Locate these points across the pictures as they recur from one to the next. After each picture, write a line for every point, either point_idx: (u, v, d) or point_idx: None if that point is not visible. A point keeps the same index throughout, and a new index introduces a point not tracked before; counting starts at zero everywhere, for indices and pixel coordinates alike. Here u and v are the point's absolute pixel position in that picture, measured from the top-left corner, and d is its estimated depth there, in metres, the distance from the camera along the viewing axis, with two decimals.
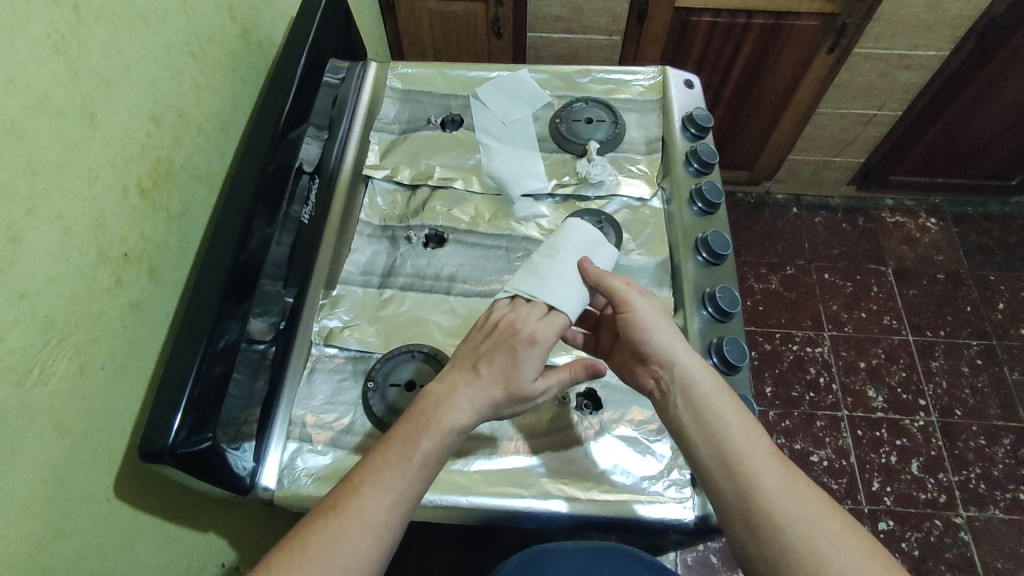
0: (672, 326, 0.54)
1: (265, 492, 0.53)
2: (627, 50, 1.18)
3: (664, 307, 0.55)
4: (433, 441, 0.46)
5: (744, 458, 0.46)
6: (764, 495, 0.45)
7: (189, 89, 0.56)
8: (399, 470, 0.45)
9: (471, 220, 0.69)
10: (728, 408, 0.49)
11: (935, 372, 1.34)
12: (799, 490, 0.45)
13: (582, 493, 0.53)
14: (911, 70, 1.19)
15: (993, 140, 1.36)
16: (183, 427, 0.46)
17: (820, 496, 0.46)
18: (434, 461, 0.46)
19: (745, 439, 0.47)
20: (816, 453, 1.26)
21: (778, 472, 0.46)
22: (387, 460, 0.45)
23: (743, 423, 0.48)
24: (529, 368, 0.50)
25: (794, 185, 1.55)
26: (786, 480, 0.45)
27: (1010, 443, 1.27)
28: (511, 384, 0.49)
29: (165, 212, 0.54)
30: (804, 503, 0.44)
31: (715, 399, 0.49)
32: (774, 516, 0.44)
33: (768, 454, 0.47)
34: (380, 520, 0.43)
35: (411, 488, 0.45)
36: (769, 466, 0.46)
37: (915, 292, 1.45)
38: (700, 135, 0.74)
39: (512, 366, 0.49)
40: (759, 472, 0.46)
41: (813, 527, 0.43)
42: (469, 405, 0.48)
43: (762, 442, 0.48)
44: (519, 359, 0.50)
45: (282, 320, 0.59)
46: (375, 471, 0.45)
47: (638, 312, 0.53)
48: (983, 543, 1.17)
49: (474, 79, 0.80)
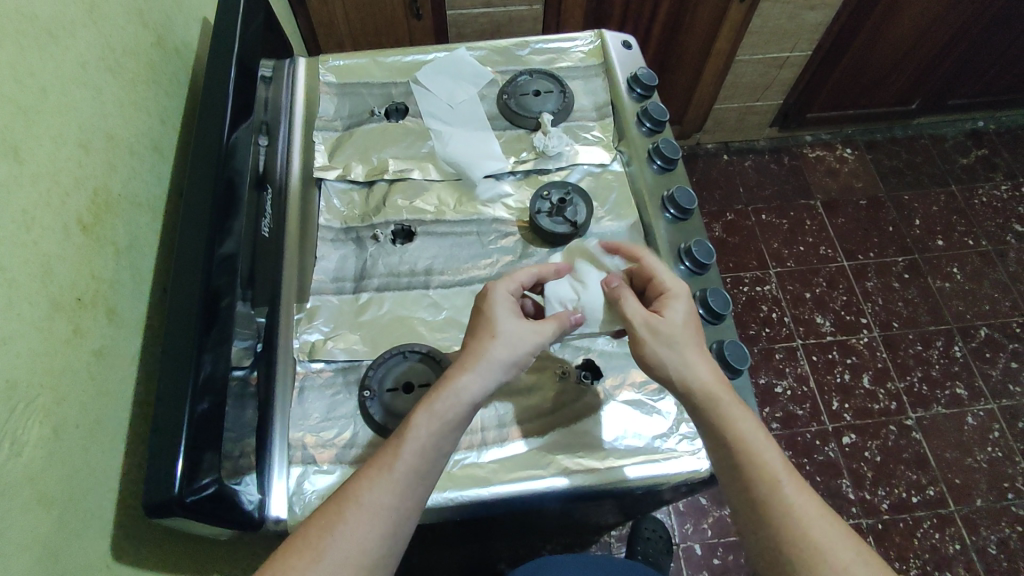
0: (690, 337, 0.53)
1: (277, 523, 0.51)
2: (549, 18, 1.18)
3: (671, 325, 0.53)
4: (424, 414, 0.48)
5: (756, 482, 0.48)
6: (773, 521, 0.46)
7: (112, 108, 0.51)
8: (378, 491, 0.46)
9: (437, 209, 0.67)
10: (751, 431, 0.50)
11: (871, 291, 1.45)
12: (810, 518, 0.46)
13: (599, 462, 0.54)
14: (816, 10, 1.25)
15: (893, 69, 1.45)
16: (186, 471, 0.42)
17: (834, 521, 0.47)
18: (428, 447, 0.48)
19: (759, 460, 0.48)
20: (779, 384, 1.33)
21: (789, 497, 0.47)
22: (391, 444, 0.48)
23: (762, 444, 0.49)
24: (496, 315, 0.53)
25: (722, 134, 1.61)
26: (798, 505, 0.47)
27: (942, 344, 1.39)
28: (488, 329, 0.52)
29: (112, 246, 0.49)
30: (814, 529, 0.46)
31: (735, 420, 0.50)
32: (783, 542, 0.46)
33: (782, 477, 0.48)
34: (390, 505, 0.46)
35: (409, 469, 0.47)
36: (781, 490, 0.47)
37: (843, 220, 1.54)
38: (647, 94, 0.75)
39: (481, 320, 0.53)
40: (771, 498, 0.47)
41: (824, 555, 0.45)
42: (455, 366, 0.51)
43: (779, 466, 0.48)
44: (486, 313, 0.54)
45: (257, 342, 0.56)
46: (380, 455, 0.48)
47: (640, 338, 0.53)
48: (933, 438, 1.29)
49: (411, 63, 0.77)
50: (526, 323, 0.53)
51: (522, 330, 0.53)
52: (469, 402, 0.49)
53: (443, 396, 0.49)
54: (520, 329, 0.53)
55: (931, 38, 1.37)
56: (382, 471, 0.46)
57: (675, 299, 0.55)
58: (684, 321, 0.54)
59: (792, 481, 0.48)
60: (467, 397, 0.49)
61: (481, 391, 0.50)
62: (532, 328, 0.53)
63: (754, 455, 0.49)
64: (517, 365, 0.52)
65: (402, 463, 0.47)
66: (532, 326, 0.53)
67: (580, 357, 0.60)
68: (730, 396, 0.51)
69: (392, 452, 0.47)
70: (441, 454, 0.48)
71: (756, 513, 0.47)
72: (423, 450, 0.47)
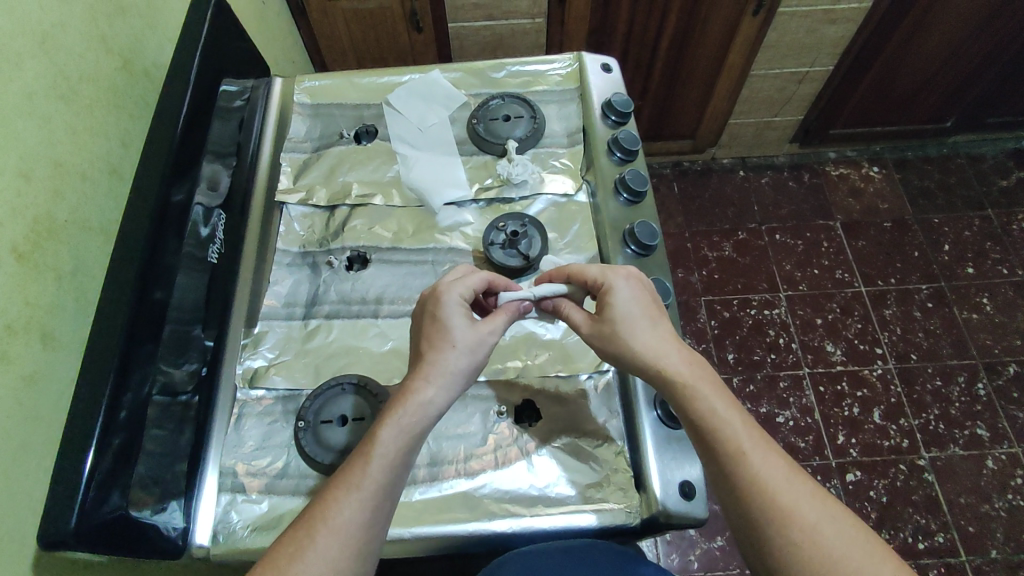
0: (642, 326, 0.52)
1: (200, 549, 0.52)
2: (553, 32, 1.16)
3: (615, 323, 0.52)
4: (391, 429, 0.48)
5: (723, 456, 0.48)
6: (744, 493, 0.46)
7: (63, 136, 0.52)
8: (352, 510, 0.45)
9: (395, 236, 0.67)
10: (716, 404, 0.49)
11: (889, 320, 1.37)
12: (779, 484, 0.46)
13: (526, 510, 0.53)
14: (836, 24, 1.18)
15: (924, 85, 1.37)
16: (89, 493, 0.47)
17: (804, 486, 0.47)
18: (398, 460, 0.48)
19: (724, 434, 0.48)
20: (781, 414, 1.27)
21: (757, 469, 0.47)
22: (358, 462, 0.47)
23: (727, 416, 0.49)
24: (453, 323, 0.52)
25: (739, 149, 1.55)
26: (767, 472, 0.47)
27: (964, 380, 1.31)
28: (447, 339, 0.51)
29: (53, 272, 0.50)
30: (784, 493, 0.46)
31: (700, 396, 0.49)
32: (755, 513, 0.46)
33: (748, 449, 0.48)
34: (362, 523, 0.45)
35: (379, 485, 0.47)
36: (747, 461, 0.47)
37: (864, 243, 1.47)
38: (622, 121, 0.72)
39: (437, 328, 0.52)
40: (738, 472, 0.47)
41: (794, 521, 0.45)
42: (415, 378, 0.50)
43: (745, 436, 0.48)
44: (444, 320, 0.52)
45: (203, 366, 0.58)
46: (344, 473, 0.47)
47: (596, 348, 0.54)
48: (946, 481, 1.21)
49: (386, 84, 0.76)
50: (486, 332, 0.53)
51: (483, 338, 0.52)
52: (432, 413, 0.50)
53: (408, 410, 0.49)
54: (483, 336, 0.52)
55: (966, 54, 1.29)
56: (349, 490, 0.46)
57: (613, 292, 0.54)
58: (627, 312, 0.53)
59: (758, 450, 0.48)
60: (432, 410, 0.50)
61: (444, 402, 0.50)
62: (490, 334, 0.53)
63: (720, 431, 0.48)
64: (475, 371, 0.52)
65: (371, 480, 0.47)
66: (489, 331, 0.53)
67: (520, 395, 0.58)
68: (696, 368, 0.51)
69: (359, 470, 0.47)
70: (407, 465, 0.48)
71: (733, 491, 0.47)
72: (392, 465, 0.47)
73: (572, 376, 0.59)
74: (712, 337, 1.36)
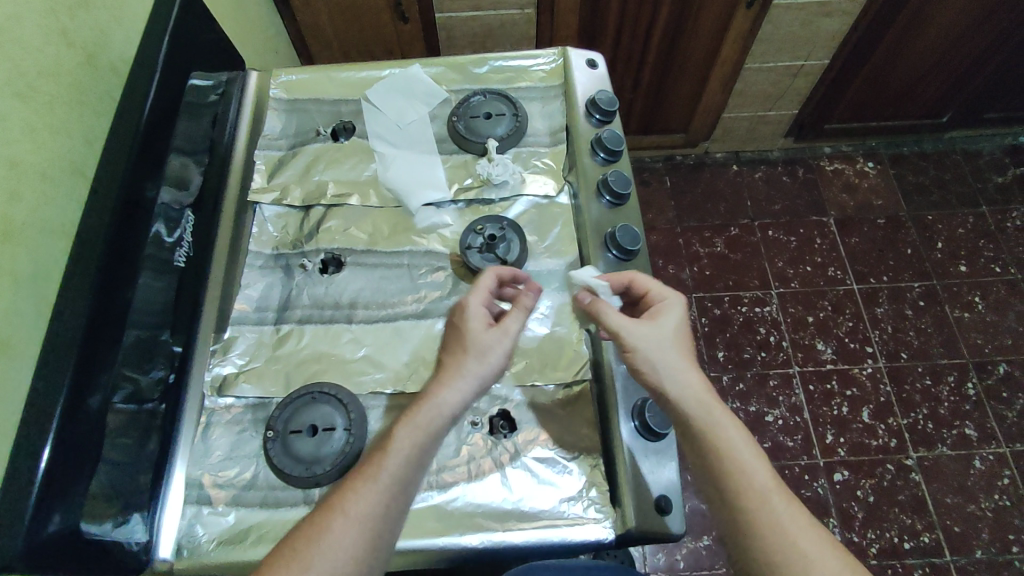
0: (680, 347, 0.53)
1: (163, 563, 0.51)
2: (542, 23, 1.13)
3: (666, 330, 0.53)
4: (407, 428, 0.48)
5: (741, 495, 0.47)
6: (762, 535, 0.46)
7: (18, 134, 0.50)
8: (368, 498, 0.46)
9: (370, 238, 0.65)
10: (735, 444, 0.49)
11: (881, 318, 1.36)
12: (799, 531, 0.46)
13: (499, 525, 0.51)
14: (832, 18, 1.16)
15: (921, 79, 1.35)
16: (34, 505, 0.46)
17: (823, 534, 0.47)
18: (415, 456, 0.48)
19: (748, 472, 0.48)
20: (770, 413, 1.27)
21: (779, 513, 0.46)
22: (375, 455, 0.48)
23: (748, 455, 0.49)
24: (470, 330, 0.52)
25: (732, 143, 1.53)
26: (786, 516, 0.46)
27: (954, 379, 1.30)
28: (463, 346, 0.52)
29: (8, 277, 0.48)
30: (803, 541, 0.46)
31: (721, 434, 0.49)
32: (773, 555, 0.45)
33: (769, 491, 0.47)
34: (375, 513, 0.45)
35: (394, 477, 0.47)
36: (769, 504, 0.47)
37: (856, 240, 1.45)
38: (606, 120, 0.70)
39: (457, 337, 0.53)
40: (757, 514, 0.47)
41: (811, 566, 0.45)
42: (433, 381, 0.51)
43: (765, 477, 0.48)
44: (463, 329, 0.53)
45: (170, 372, 0.56)
46: (363, 466, 0.48)
47: (635, 347, 0.52)
48: (934, 481, 1.21)
49: (364, 78, 0.74)
50: (502, 335, 0.53)
51: (497, 342, 0.52)
52: (448, 413, 0.50)
53: (423, 409, 0.49)
54: (498, 344, 0.52)
55: (963, 49, 1.26)
56: (367, 481, 0.46)
57: (669, 305, 0.55)
58: (678, 328, 0.54)
59: (780, 493, 0.47)
60: (448, 409, 0.50)
61: (460, 402, 0.50)
62: (503, 338, 0.53)
63: (739, 471, 0.48)
64: (493, 373, 0.52)
65: (387, 472, 0.47)
66: (503, 335, 0.53)
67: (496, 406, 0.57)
68: (718, 405, 0.51)
69: (376, 462, 0.47)
70: (422, 463, 0.48)
71: (749, 533, 0.46)
72: (407, 459, 0.48)
73: (548, 386, 0.58)
74: (702, 334, 1.35)
